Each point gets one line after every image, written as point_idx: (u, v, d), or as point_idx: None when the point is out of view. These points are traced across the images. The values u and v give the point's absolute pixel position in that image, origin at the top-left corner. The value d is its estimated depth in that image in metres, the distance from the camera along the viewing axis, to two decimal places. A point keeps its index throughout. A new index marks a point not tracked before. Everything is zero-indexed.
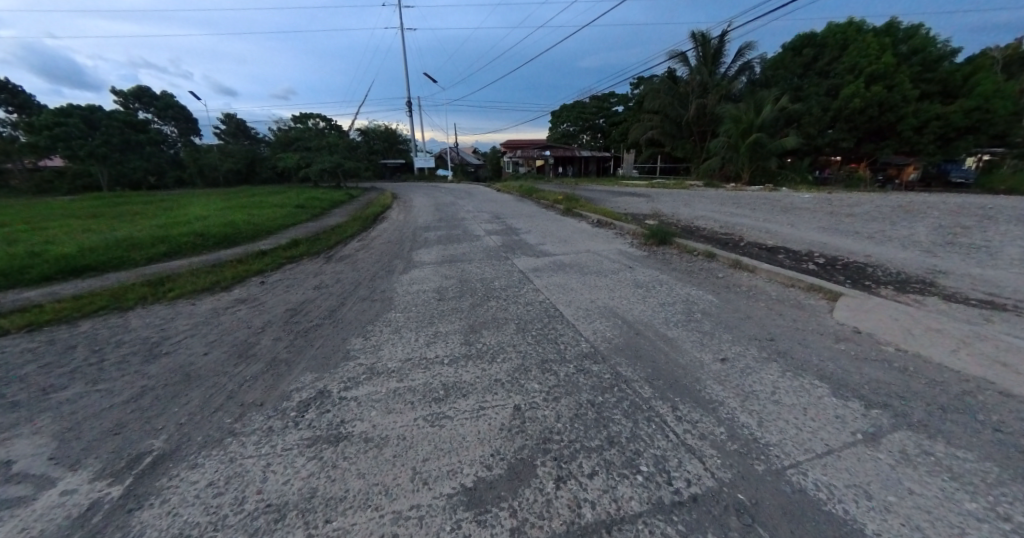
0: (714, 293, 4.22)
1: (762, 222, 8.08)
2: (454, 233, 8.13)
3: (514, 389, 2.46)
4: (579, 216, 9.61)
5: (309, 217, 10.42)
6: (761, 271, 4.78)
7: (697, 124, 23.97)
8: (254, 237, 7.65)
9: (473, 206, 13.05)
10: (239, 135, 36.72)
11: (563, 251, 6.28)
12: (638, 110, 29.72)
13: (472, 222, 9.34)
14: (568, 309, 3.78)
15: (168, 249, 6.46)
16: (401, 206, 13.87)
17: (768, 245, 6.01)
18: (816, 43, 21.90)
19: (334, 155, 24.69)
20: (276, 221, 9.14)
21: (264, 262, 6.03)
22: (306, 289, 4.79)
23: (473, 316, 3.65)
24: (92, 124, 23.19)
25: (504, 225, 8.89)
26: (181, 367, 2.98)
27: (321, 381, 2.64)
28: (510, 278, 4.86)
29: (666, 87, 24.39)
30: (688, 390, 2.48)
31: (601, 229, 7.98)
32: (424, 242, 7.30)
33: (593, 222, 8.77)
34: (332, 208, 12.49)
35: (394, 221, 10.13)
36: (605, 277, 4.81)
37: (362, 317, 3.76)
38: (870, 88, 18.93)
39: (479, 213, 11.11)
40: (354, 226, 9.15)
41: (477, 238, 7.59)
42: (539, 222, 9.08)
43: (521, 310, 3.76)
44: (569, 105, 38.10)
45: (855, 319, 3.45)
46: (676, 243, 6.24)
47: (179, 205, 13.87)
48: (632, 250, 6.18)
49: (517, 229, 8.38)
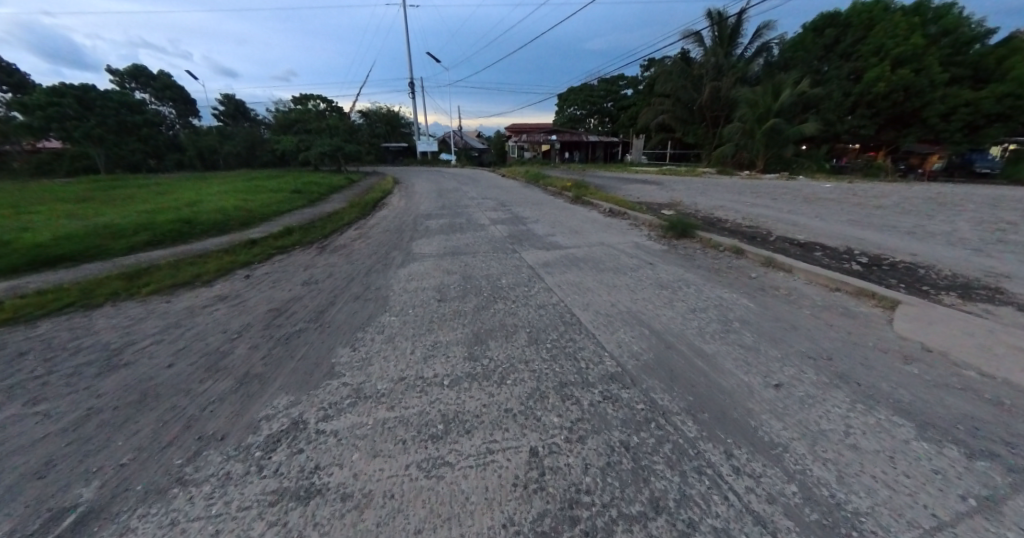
0: (750, 297, 3.71)
1: (786, 214, 7.54)
2: (457, 222, 7.62)
3: (528, 424, 2.02)
4: (589, 205, 9.06)
5: (306, 202, 9.91)
6: (799, 270, 4.29)
7: (710, 108, 22.93)
8: (245, 224, 7.17)
9: (477, 192, 12.51)
10: (239, 117, 35.89)
11: (575, 243, 5.76)
12: (648, 93, 28.61)
13: (476, 210, 8.83)
14: (586, 315, 3.31)
15: (151, 237, 6.00)
16: (403, 191, 13.36)
17: (799, 240, 5.47)
18: (839, 23, 20.76)
19: (335, 139, 24.01)
20: (271, 208, 8.66)
21: (252, 253, 5.55)
22: (293, 284, 4.32)
23: (479, 323, 3.18)
24: (87, 105, 22.55)
25: (510, 213, 8.37)
26: (138, 383, 2.55)
27: (297, 408, 2.21)
28: (518, 275, 4.36)
29: (678, 69, 23.31)
30: (741, 426, 2.03)
31: (613, 219, 7.45)
32: (425, 232, 6.82)
33: (605, 211, 8.24)
34: (331, 193, 11.94)
35: (395, 208, 9.64)
36: (625, 275, 4.31)
37: (352, 321, 3.31)
38: (896, 72, 17.93)
39: (483, 199, 10.60)
40: (352, 213, 8.64)
41: (483, 227, 7.09)
42: (547, 210, 8.56)
43: (532, 316, 3.29)
44: (576, 88, 36.89)
45: (919, 332, 2.97)
46: (698, 237, 5.74)
47: (173, 189, 13.35)
48: (650, 243, 5.66)
49: (524, 218, 7.85)
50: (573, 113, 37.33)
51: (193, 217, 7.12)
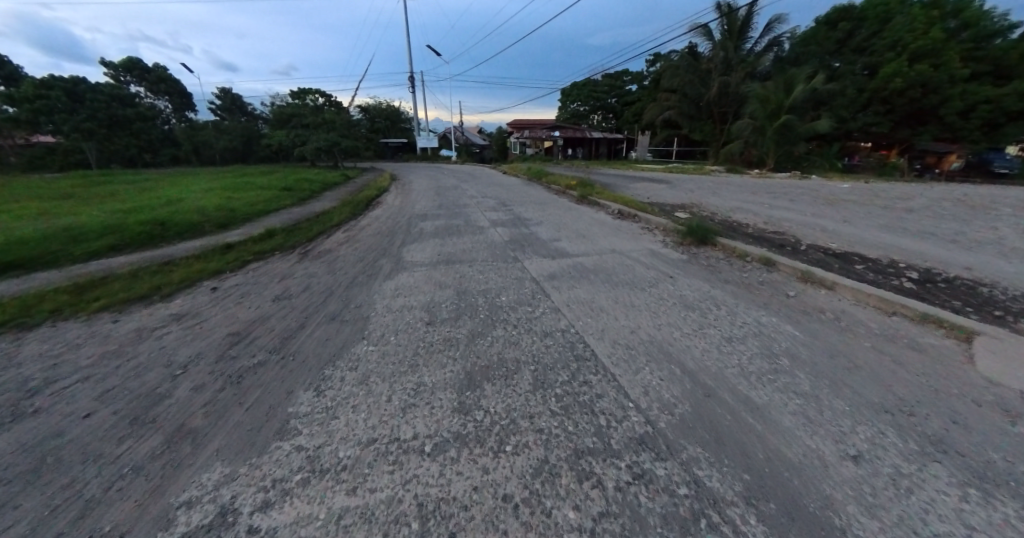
0: (792, 323, 3.17)
1: (810, 218, 6.95)
2: (453, 224, 7.05)
3: (535, 525, 1.48)
4: (596, 205, 8.48)
5: (296, 201, 9.34)
6: (844, 289, 3.73)
7: (718, 104, 22.24)
8: (224, 225, 6.62)
9: (477, 190, 11.94)
10: (236, 111, 35.19)
11: (583, 250, 5.20)
12: (654, 88, 27.89)
13: (475, 210, 8.25)
14: (603, 347, 2.77)
15: (117, 241, 5.47)
16: (399, 188, 12.79)
17: (834, 250, 4.90)
18: (853, 16, 20.04)
19: (332, 133, 23.38)
20: (257, 207, 8.10)
21: (225, 260, 5.01)
22: (264, 300, 3.78)
23: (473, 357, 2.65)
24: (77, 97, 21.87)
25: (512, 214, 7.81)
26: (40, 442, 2.01)
27: (228, 490, 1.67)
28: (521, 290, 3.81)
29: (686, 63, 22.59)
30: (823, 526, 1.49)
31: (623, 222, 6.88)
32: (418, 235, 6.25)
33: (614, 213, 7.67)
34: (324, 191, 11.36)
35: (389, 207, 9.09)
36: (644, 291, 3.76)
37: (323, 352, 2.77)
38: (914, 67, 17.22)
39: (483, 198, 10.04)
40: (343, 213, 8.07)
41: (482, 230, 6.52)
42: (550, 211, 8.00)
43: (538, 348, 2.75)
44: (579, 83, 36.09)
45: (1013, 374, 2.42)
46: (720, 244, 5.18)
47: (160, 186, 12.78)
48: (667, 251, 5.11)
49: (526, 219, 7.31)
50: (576, 108, 36.58)
51: (168, 218, 6.57)
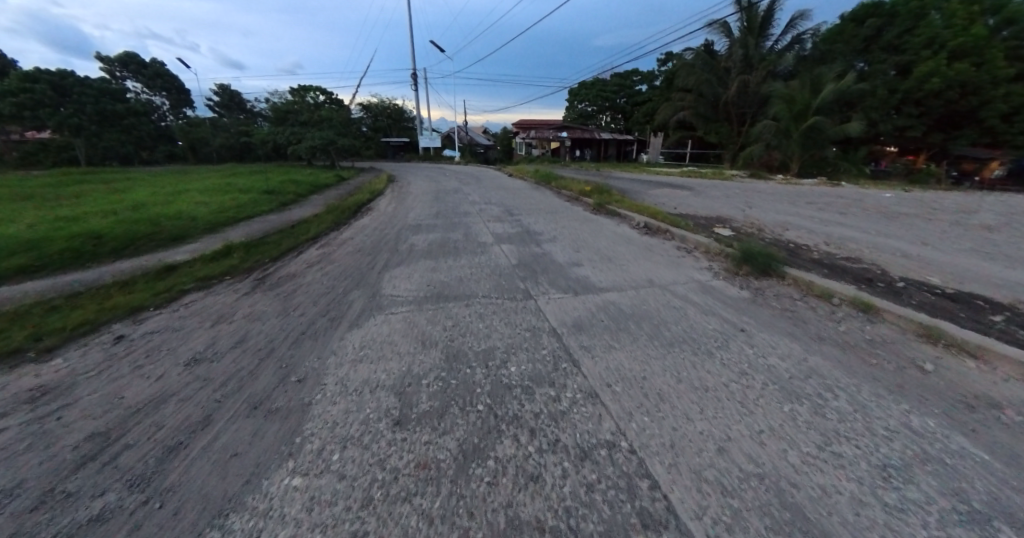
0: (964, 432, 2.00)
1: (876, 237, 5.80)
2: (450, 238, 5.94)
3: None
4: (616, 216, 7.38)
5: (276, 206, 8.26)
6: (1005, 360, 2.55)
7: (736, 104, 21.01)
8: (176, 238, 5.55)
9: (480, 195, 10.88)
10: (234, 108, 34.14)
11: (612, 281, 4.08)
12: (666, 88, 26.66)
13: (477, 221, 7.15)
14: (681, 494, 1.62)
15: (29, 260, 4.39)
16: (395, 192, 11.74)
17: (943, 289, 3.74)
18: (883, 12, 18.78)
19: (328, 131, 22.35)
20: (227, 215, 7.04)
21: (154, 291, 3.91)
22: (175, 363, 2.68)
23: (461, 521, 1.49)
24: (64, 91, 20.89)
25: (520, 225, 6.72)
26: None
27: None
28: (538, 354, 2.69)
29: (702, 62, 21.41)
30: None
31: (652, 240, 5.79)
32: (407, 254, 5.13)
33: (639, 227, 6.55)
34: (311, 193, 10.28)
35: (380, 214, 8.02)
36: (714, 361, 2.62)
37: (212, 494, 1.65)
38: (953, 66, 15.93)
39: (487, 205, 8.98)
40: (323, 222, 6.96)
41: (485, 247, 5.40)
42: (564, 223, 6.90)
43: (575, 496, 1.60)
44: (587, 82, 34.90)
45: None
46: (788, 276, 4.05)
47: (135, 186, 11.71)
48: (720, 284, 3.99)
49: (536, 233, 6.20)
50: (584, 108, 35.40)
51: (109, 231, 5.48)
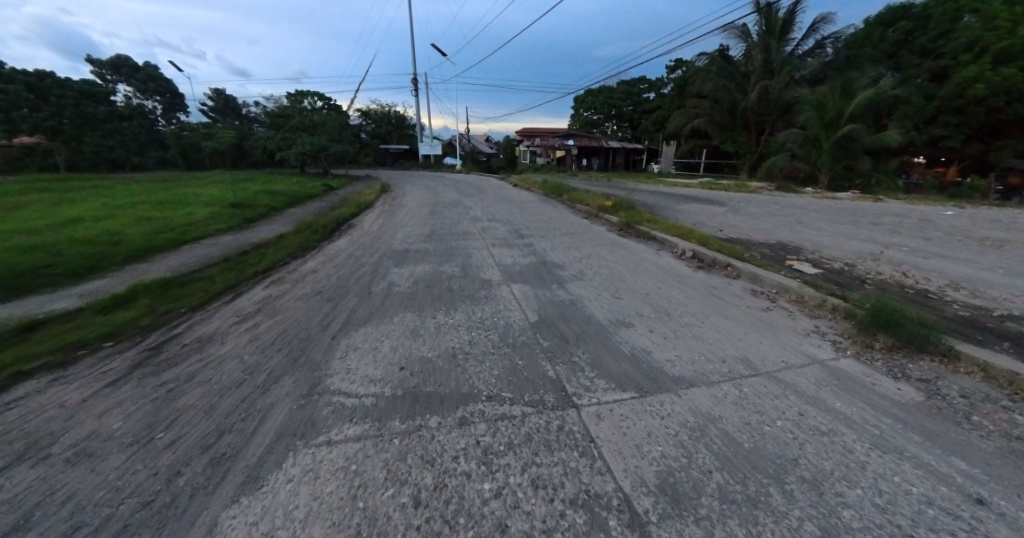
0: None
1: (1006, 277, 4.35)
2: (444, 271, 4.54)
3: None
4: (650, 239, 5.98)
5: (237, 223, 6.87)
6: None
7: (755, 112, 19.75)
8: (73, 272, 4.14)
9: (482, 208, 9.53)
10: (229, 113, 33.04)
11: (692, 364, 2.62)
12: (678, 95, 25.47)
13: (479, 245, 5.74)
14: None
15: None
16: (388, 204, 10.46)
17: None
18: (914, 15, 17.56)
19: (320, 137, 21.09)
20: (166, 237, 5.64)
21: None
22: None
23: None
24: (41, 93, 19.65)
25: (533, 252, 5.32)
26: None
27: None
28: None
29: (717, 67, 20.23)
30: None
31: (712, 277, 4.38)
32: (383, 299, 3.72)
33: (685, 256, 5.14)
34: (288, 206, 8.88)
35: (363, 233, 6.67)
36: None
37: None
38: (998, 70, 14.54)
39: (492, 222, 7.62)
40: (287, 246, 5.57)
41: (489, 288, 3.97)
42: (588, 248, 5.50)
43: None
44: (593, 90, 33.89)
45: None
46: (967, 360, 2.59)
47: (90, 196, 10.34)
48: (862, 375, 2.53)
49: (556, 263, 4.80)
50: (590, 116, 34.26)
51: None
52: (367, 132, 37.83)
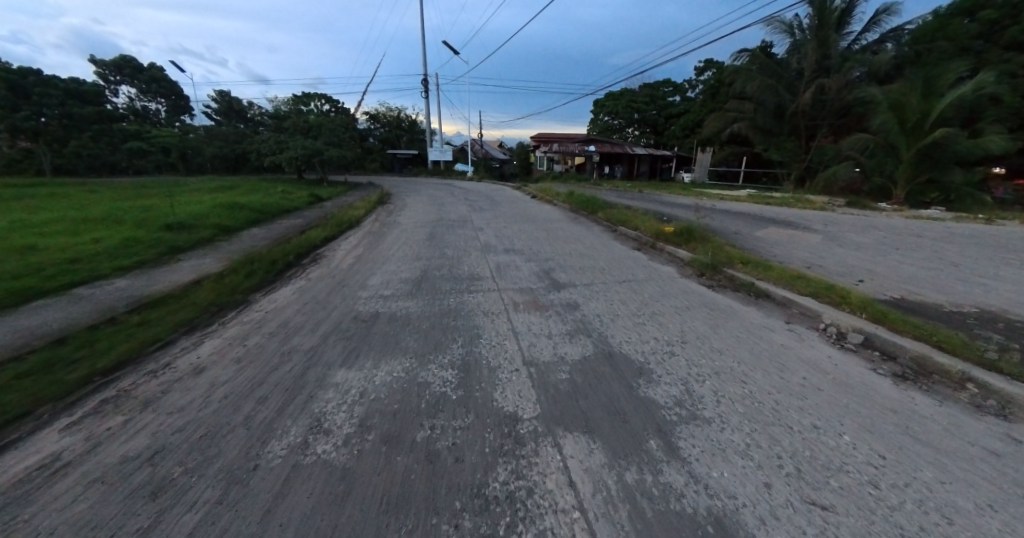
0: None
1: None
2: (430, 383, 2.42)
3: None
4: (759, 298, 3.84)
5: (152, 255, 4.91)
6: None
7: (806, 114, 17.34)
8: None
9: (494, 230, 7.46)
10: (233, 115, 31.83)
11: None
12: (711, 98, 23.19)
13: (494, 305, 3.67)
14: None
15: None
16: (379, 221, 8.50)
17: None
18: None
19: (317, 140, 19.34)
20: (12, 287, 3.69)
21: None
22: None
23: None
24: (22, 91, 18.29)
25: (582, 326, 3.22)
26: None
27: None
28: None
29: (761, 65, 17.93)
30: None
31: (959, 415, 2.17)
32: (266, 499, 1.57)
33: (848, 342, 2.98)
34: (247, 227, 6.96)
35: (326, 273, 4.64)
36: None
37: None
38: None
39: (508, 255, 5.53)
40: (189, 305, 3.56)
41: (515, 458, 1.80)
42: (671, 317, 3.38)
43: None
44: (615, 93, 31.81)
45: None
46: None
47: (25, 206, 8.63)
48: None
49: (634, 360, 2.70)
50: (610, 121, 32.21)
51: None
52: (375, 137, 36.44)
